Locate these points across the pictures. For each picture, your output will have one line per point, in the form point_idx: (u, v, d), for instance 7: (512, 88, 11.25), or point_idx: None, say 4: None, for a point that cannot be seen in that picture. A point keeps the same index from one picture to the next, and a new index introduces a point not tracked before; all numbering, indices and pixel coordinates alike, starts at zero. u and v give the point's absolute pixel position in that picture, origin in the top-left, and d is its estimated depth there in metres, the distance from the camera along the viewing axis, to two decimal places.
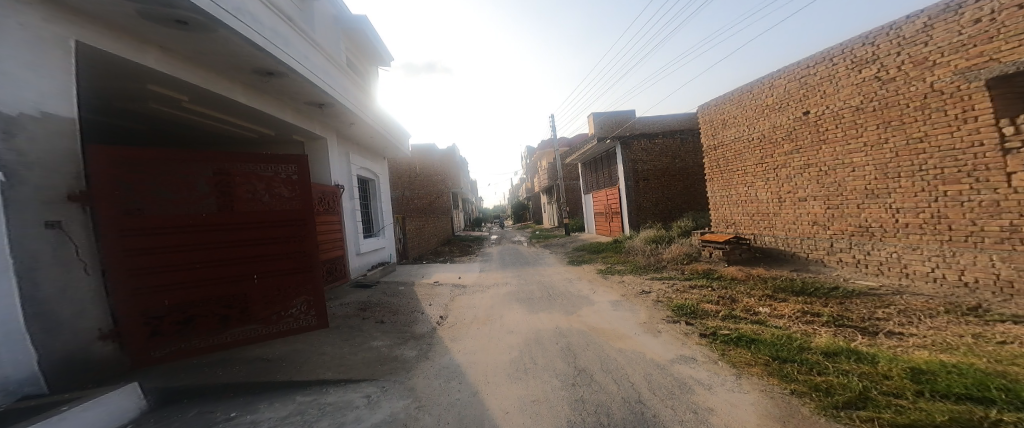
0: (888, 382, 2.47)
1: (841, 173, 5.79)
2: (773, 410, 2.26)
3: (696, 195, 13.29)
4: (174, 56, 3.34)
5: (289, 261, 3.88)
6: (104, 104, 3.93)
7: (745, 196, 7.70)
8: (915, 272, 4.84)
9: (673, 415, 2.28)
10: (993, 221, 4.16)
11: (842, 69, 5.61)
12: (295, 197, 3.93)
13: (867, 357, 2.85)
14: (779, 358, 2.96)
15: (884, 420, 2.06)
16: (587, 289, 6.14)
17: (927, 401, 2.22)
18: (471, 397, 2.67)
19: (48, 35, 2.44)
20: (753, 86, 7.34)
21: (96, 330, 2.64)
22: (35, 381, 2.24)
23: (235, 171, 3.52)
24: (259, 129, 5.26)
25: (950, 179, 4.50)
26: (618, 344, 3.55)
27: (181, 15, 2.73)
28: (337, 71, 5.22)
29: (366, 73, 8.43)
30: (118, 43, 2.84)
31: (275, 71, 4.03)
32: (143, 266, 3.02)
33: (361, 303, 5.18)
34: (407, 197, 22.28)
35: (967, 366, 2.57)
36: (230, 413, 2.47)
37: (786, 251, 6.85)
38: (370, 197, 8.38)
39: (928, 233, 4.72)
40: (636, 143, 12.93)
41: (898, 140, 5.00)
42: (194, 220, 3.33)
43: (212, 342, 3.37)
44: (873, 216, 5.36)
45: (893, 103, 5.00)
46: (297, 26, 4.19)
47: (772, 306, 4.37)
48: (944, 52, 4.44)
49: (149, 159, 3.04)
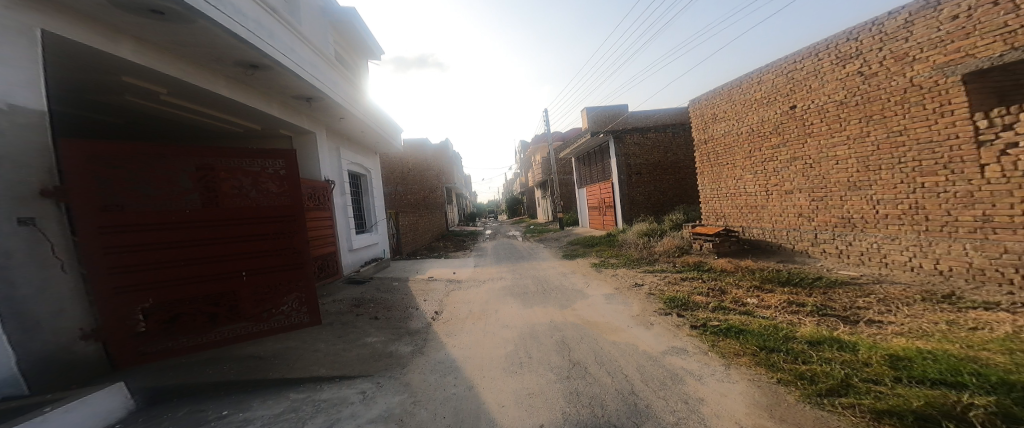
0: (868, 369, 2.58)
1: (826, 166, 5.92)
2: (760, 398, 2.34)
3: (688, 188, 13.45)
4: (151, 47, 3.23)
5: (278, 258, 3.79)
6: (77, 97, 3.78)
7: (734, 189, 7.84)
8: (893, 261, 5.03)
9: (664, 405, 2.35)
10: (967, 211, 4.33)
11: (827, 64, 5.71)
12: (283, 193, 3.83)
13: (848, 346, 2.97)
14: (766, 348, 3.06)
15: (864, 406, 2.15)
16: (580, 283, 6.22)
17: (904, 386, 2.33)
18: (467, 391, 2.70)
19: (10, 23, 2.32)
20: (740, 80, 7.44)
21: (78, 329, 2.61)
22: (15, 382, 2.21)
23: (219, 165, 3.42)
24: (244, 122, 5.12)
25: (927, 171, 4.66)
26: (611, 337, 3.62)
27: (157, 5, 2.64)
28: (324, 64, 5.12)
29: (354, 66, 8.29)
30: (88, 32, 2.73)
31: (260, 64, 3.93)
32: (125, 265, 2.93)
33: (354, 300, 5.15)
34: (399, 192, 22.14)
35: (942, 352, 2.70)
36: (222, 411, 2.46)
37: (772, 243, 7.02)
38: (361, 193, 8.27)
39: (907, 224, 4.88)
40: (629, 137, 13.01)
41: (879, 134, 5.13)
42: (177, 217, 3.23)
43: (202, 341, 3.32)
44: (855, 208, 5.53)
45: (874, 98, 5.13)
46: (283, 17, 4.09)
47: (759, 297, 4.50)
48: (923, 47, 4.55)
49: (126, 154, 2.94)
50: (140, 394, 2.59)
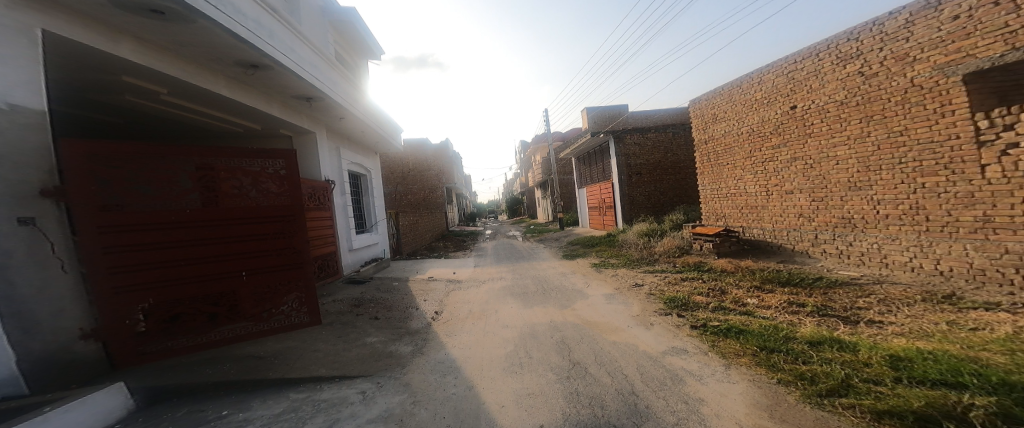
0: (868, 369, 2.58)
1: (826, 166, 5.92)
2: (761, 399, 2.34)
3: (688, 188, 13.45)
4: (151, 47, 3.24)
5: (277, 258, 3.79)
6: (77, 96, 3.78)
7: (734, 189, 7.83)
8: (894, 262, 5.03)
9: (665, 405, 2.35)
10: (967, 211, 4.32)
11: (827, 65, 5.71)
12: (283, 193, 3.84)
13: (848, 346, 2.97)
14: (766, 348, 3.05)
15: (864, 406, 2.15)
16: (580, 283, 6.21)
17: (905, 387, 2.32)
18: (466, 391, 2.70)
19: (10, 23, 2.32)
20: (740, 81, 7.43)
21: (78, 329, 2.61)
22: (15, 382, 2.21)
23: (219, 165, 3.42)
24: (244, 122, 5.11)
25: (927, 171, 4.66)
26: (611, 337, 3.62)
27: (157, 5, 2.65)
28: (325, 63, 5.12)
29: (354, 66, 8.29)
30: (87, 32, 2.73)
31: (260, 64, 3.93)
32: (125, 264, 2.93)
33: (354, 300, 5.15)
34: (399, 192, 22.13)
35: (942, 352, 2.69)
36: (222, 411, 2.46)
37: (772, 243, 7.02)
38: (361, 193, 8.27)
39: (908, 224, 4.88)
40: (628, 137, 13.02)
41: (880, 134, 5.13)
42: (177, 217, 3.23)
43: (201, 341, 3.31)
44: (856, 208, 5.52)
45: (875, 98, 5.12)
46: (283, 16, 4.09)
47: (759, 297, 4.49)
48: (924, 48, 4.55)
49: (125, 154, 2.93)
50: (139, 393, 2.59)
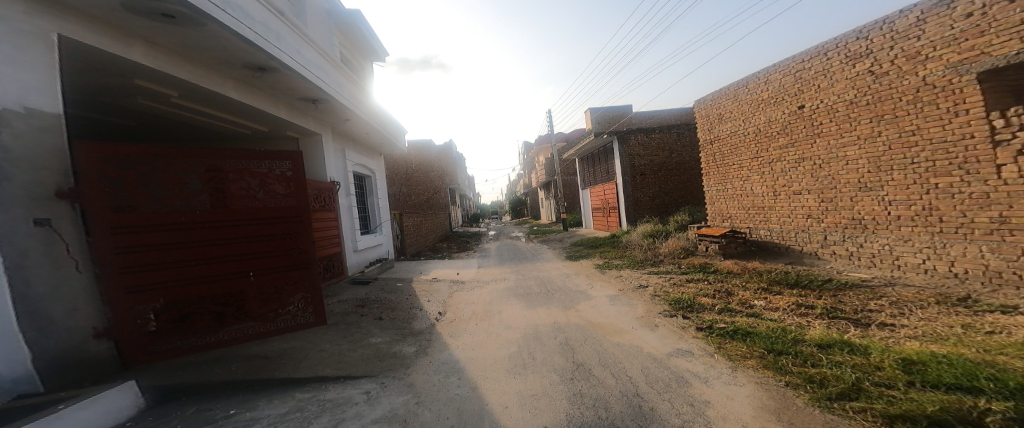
0: (880, 373, 2.52)
1: (834, 167, 5.83)
2: (769, 402, 2.29)
3: (693, 188, 13.34)
4: (163, 51, 3.29)
5: (284, 258, 3.82)
6: (90, 99, 3.85)
7: (741, 190, 7.74)
8: (906, 264, 4.93)
9: (670, 408, 2.32)
10: (983, 212, 4.22)
11: (837, 63, 5.63)
12: (290, 194, 3.86)
13: (859, 349, 2.90)
14: (773, 350, 3.00)
15: (875, 410, 2.10)
16: (584, 284, 6.17)
17: (918, 391, 2.27)
18: (470, 392, 2.69)
19: (28, 28, 2.37)
20: (747, 80, 7.35)
21: (91, 328, 2.64)
22: (30, 380, 2.25)
23: (228, 167, 3.45)
24: (251, 124, 5.17)
25: (940, 171, 4.57)
26: (615, 339, 3.58)
27: (167, 9, 2.68)
28: (330, 66, 5.17)
29: (360, 69, 8.35)
30: (100, 36, 2.78)
31: (266, 67, 3.97)
32: (135, 265, 2.98)
33: (359, 300, 5.17)
34: (405, 193, 22.23)
35: (957, 356, 2.62)
36: (229, 410, 2.47)
37: (780, 245, 6.91)
38: (365, 194, 8.31)
39: (920, 225, 4.78)
40: (633, 138, 12.95)
41: (891, 134, 5.03)
42: (186, 217, 3.27)
43: (209, 340, 3.35)
44: (866, 209, 5.43)
45: (886, 97, 5.03)
46: (289, 19, 4.12)
47: (766, 299, 4.42)
48: (936, 45, 4.47)
49: (137, 156, 2.98)
50: (149, 392, 2.61)
